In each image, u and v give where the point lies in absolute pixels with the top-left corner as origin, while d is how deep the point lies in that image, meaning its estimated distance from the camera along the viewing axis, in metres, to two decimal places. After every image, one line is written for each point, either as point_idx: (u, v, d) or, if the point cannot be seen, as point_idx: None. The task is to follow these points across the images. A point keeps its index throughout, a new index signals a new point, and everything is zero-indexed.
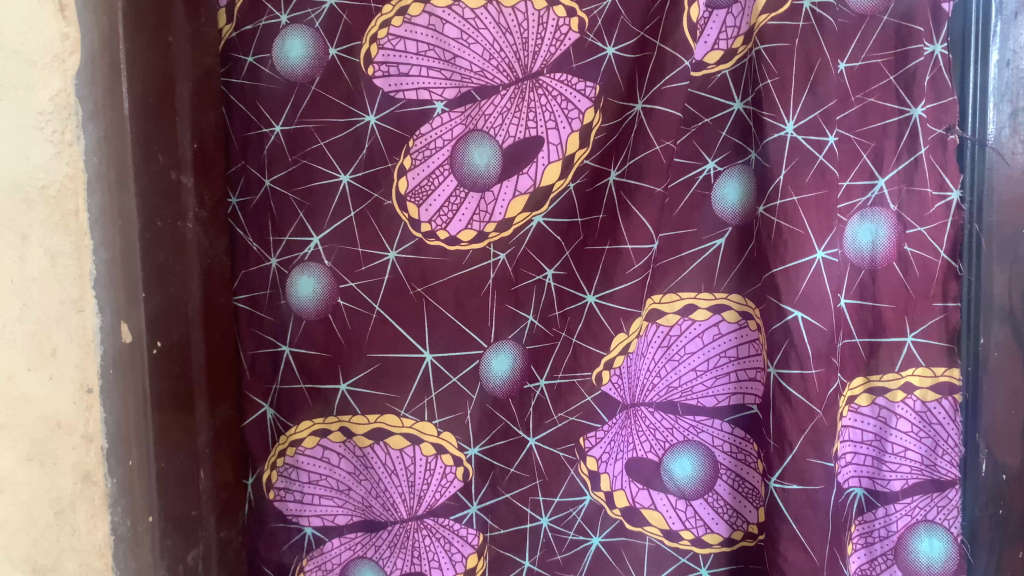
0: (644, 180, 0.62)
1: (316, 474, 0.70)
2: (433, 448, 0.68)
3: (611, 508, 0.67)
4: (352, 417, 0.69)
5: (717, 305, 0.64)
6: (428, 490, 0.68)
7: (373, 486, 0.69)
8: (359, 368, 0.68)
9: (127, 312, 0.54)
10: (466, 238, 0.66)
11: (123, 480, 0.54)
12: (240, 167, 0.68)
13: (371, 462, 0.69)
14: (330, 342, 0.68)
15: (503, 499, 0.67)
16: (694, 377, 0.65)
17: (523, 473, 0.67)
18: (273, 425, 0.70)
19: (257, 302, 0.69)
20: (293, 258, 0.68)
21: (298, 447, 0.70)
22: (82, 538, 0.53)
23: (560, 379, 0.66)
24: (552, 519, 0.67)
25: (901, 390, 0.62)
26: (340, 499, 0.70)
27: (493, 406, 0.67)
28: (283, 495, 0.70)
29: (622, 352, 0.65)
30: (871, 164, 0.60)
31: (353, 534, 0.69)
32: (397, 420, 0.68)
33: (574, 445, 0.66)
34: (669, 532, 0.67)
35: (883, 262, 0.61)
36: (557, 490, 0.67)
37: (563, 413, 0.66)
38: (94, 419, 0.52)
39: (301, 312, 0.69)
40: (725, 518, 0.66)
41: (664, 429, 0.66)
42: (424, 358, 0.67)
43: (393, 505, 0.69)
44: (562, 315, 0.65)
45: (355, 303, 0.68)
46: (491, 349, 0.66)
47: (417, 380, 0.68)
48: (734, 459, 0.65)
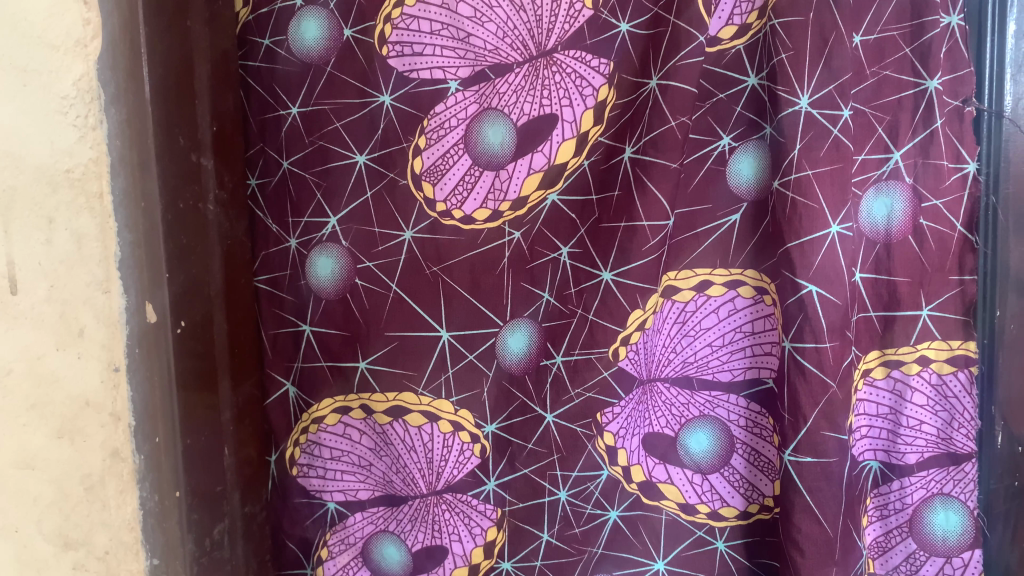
0: (660, 156, 0.62)
1: (338, 451, 0.71)
2: (450, 425, 0.69)
3: (628, 482, 0.67)
4: (372, 395, 0.70)
5: (732, 281, 0.64)
6: (447, 466, 0.69)
7: (393, 462, 0.70)
8: (378, 346, 0.69)
9: (151, 292, 0.55)
10: (480, 217, 0.66)
11: (151, 457, 0.56)
12: (258, 149, 0.69)
13: (391, 439, 0.70)
14: (349, 320, 0.69)
15: (521, 474, 0.68)
16: (709, 353, 0.66)
17: (540, 448, 0.68)
18: (295, 403, 0.71)
19: (278, 283, 0.70)
20: (312, 238, 0.69)
21: (321, 424, 0.71)
22: (112, 512, 0.56)
23: (576, 356, 0.66)
24: (571, 493, 0.68)
25: (917, 363, 0.62)
26: (362, 474, 0.71)
27: (509, 382, 0.68)
28: (306, 471, 0.72)
29: (638, 329, 0.65)
30: (887, 138, 0.60)
31: (375, 508, 0.71)
32: (415, 398, 0.69)
33: (591, 420, 0.67)
34: (685, 506, 0.67)
35: (898, 236, 0.61)
36: (575, 465, 0.68)
37: (579, 389, 0.67)
38: (121, 398, 0.55)
39: (321, 292, 0.70)
40: (741, 491, 0.67)
41: (680, 404, 0.66)
42: (441, 337, 0.68)
43: (413, 481, 0.70)
44: (577, 292, 0.66)
45: (372, 283, 0.68)
46: (507, 327, 0.67)
47: (434, 357, 0.68)
48: (750, 433, 0.66)
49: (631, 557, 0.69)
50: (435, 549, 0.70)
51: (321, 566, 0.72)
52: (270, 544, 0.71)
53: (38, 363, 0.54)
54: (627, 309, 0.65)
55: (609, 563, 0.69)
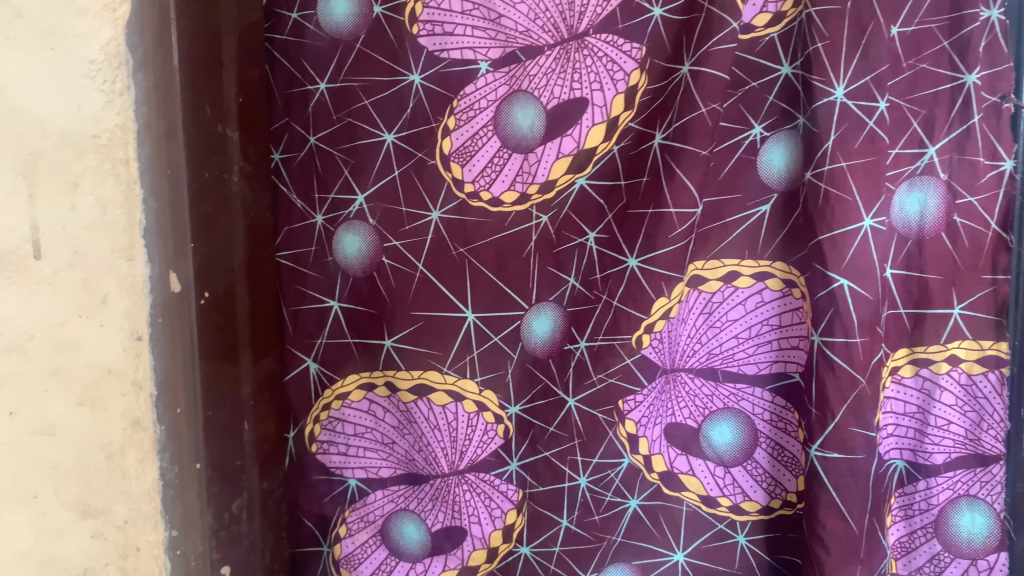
0: (689, 143, 0.61)
1: (360, 429, 0.71)
2: (475, 405, 0.68)
3: (649, 471, 0.67)
4: (398, 372, 0.69)
5: (761, 272, 0.63)
6: (470, 446, 0.69)
7: (416, 440, 0.69)
8: (403, 325, 0.69)
9: (175, 261, 0.56)
10: (508, 199, 0.66)
11: (171, 427, 0.58)
12: (283, 124, 0.68)
13: (414, 418, 0.69)
14: (376, 298, 0.69)
15: (543, 457, 0.68)
16: (735, 345, 0.65)
17: (562, 432, 0.67)
18: (315, 381, 0.71)
19: (301, 259, 0.70)
20: (338, 216, 0.69)
21: (345, 400, 0.71)
22: (132, 482, 0.57)
23: (601, 340, 0.66)
24: (591, 480, 0.67)
25: (946, 361, 0.61)
26: (385, 452, 0.70)
27: (533, 365, 0.67)
28: (326, 448, 0.71)
29: (662, 317, 0.65)
30: (922, 132, 0.58)
31: (396, 486, 0.70)
32: (439, 377, 0.69)
33: (613, 407, 0.66)
34: (707, 498, 0.67)
35: (931, 232, 0.59)
36: (595, 452, 0.67)
37: (602, 374, 0.66)
38: (143, 366, 0.56)
39: (348, 270, 0.69)
40: (764, 486, 0.66)
41: (704, 396, 0.66)
42: (467, 319, 0.68)
43: (436, 461, 0.69)
44: (603, 278, 0.65)
45: (399, 262, 0.68)
46: (532, 310, 0.67)
47: (459, 339, 0.68)
48: (775, 427, 0.65)
49: (648, 547, 0.68)
50: (455, 530, 0.69)
51: (338, 544, 0.72)
52: (287, 521, 0.72)
53: (57, 331, 0.55)
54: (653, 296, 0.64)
55: (628, 552, 0.68)
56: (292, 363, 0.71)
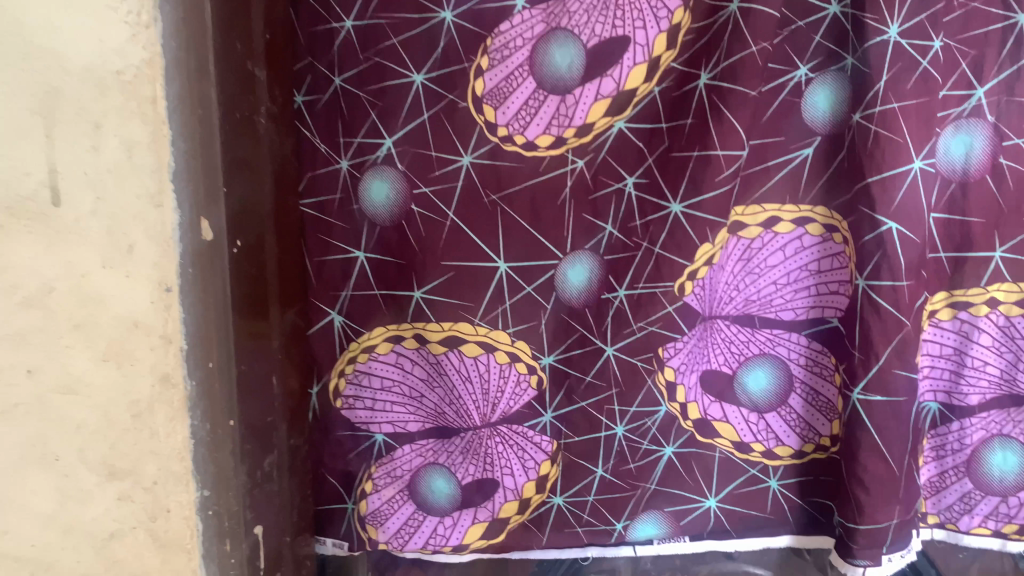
0: (738, 84, 0.60)
1: (387, 382, 0.68)
2: (508, 356, 0.67)
3: (684, 419, 0.67)
4: (427, 324, 0.67)
5: (801, 218, 0.63)
6: (503, 398, 0.67)
7: (447, 393, 0.67)
8: (434, 276, 0.66)
9: (207, 209, 0.52)
10: (544, 143, 0.63)
11: (203, 383, 0.53)
12: (307, 64, 0.64)
13: (445, 370, 0.67)
14: (404, 248, 0.66)
15: (579, 407, 0.67)
16: (773, 291, 0.64)
17: (599, 382, 0.66)
18: (340, 334, 0.68)
19: (325, 207, 0.66)
20: (365, 160, 0.65)
21: (371, 353, 0.68)
22: (161, 441, 0.54)
23: (642, 288, 0.64)
24: (628, 429, 0.67)
25: (986, 304, 0.62)
26: (413, 405, 0.68)
27: (568, 315, 0.66)
28: (351, 403, 0.69)
29: (706, 263, 0.64)
30: (971, 74, 0.59)
31: (424, 440, 0.68)
32: (471, 328, 0.67)
33: (653, 355, 0.65)
34: (740, 444, 0.67)
35: (976, 175, 0.60)
36: (633, 401, 0.66)
37: (643, 323, 0.65)
38: (173, 319, 0.52)
39: (376, 218, 0.66)
40: (797, 431, 0.66)
41: (740, 343, 0.65)
42: (499, 269, 0.65)
43: (467, 414, 0.68)
44: (644, 225, 0.63)
45: (429, 209, 0.65)
46: (567, 259, 0.65)
47: (491, 289, 0.66)
48: (810, 372, 0.65)
49: (682, 494, 0.68)
50: (487, 482, 0.68)
51: (364, 500, 0.70)
52: (311, 478, 0.69)
53: (81, 283, 0.51)
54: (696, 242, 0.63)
55: (661, 500, 0.68)
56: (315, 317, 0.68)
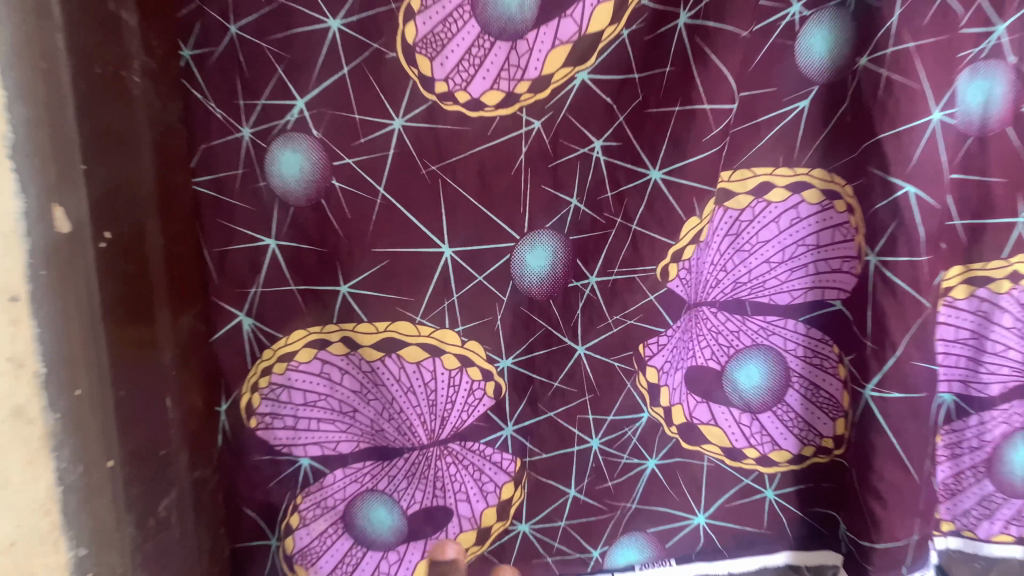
0: (727, 23, 0.50)
1: (312, 396, 0.57)
2: (457, 360, 0.57)
3: (666, 425, 0.57)
4: (358, 326, 0.56)
5: (797, 183, 0.54)
6: (453, 410, 0.57)
7: (386, 406, 0.57)
8: (364, 267, 0.55)
9: (59, 192, 0.39)
10: (491, 101, 0.52)
11: (69, 416, 0.40)
12: (194, 8, 0.50)
13: (381, 379, 0.57)
14: (325, 233, 0.54)
15: (546, 419, 0.57)
16: (767, 271, 0.55)
17: (569, 387, 0.56)
18: (250, 341, 0.56)
19: (225, 186, 0.54)
20: (270, 127, 0.53)
21: (289, 362, 0.56)
22: (14, 493, 0.38)
23: (618, 274, 0.55)
24: (604, 442, 0.57)
25: (1007, 279, 0.54)
26: (344, 423, 0.57)
27: (528, 309, 0.56)
28: (268, 423, 0.57)
29: (692, 242, 0.54)
30: (990, 8, 0.49)
31: (362, 463, 0.58)
32: (411, 329, 0.56)
33: (632, 353, 0.56)
34: (731, 451, 0.58)
35: (996, 128, 0.51)
36: (610, 408, 0.57)
37: (619, 316, 0.55)
38: (23, 336, 0.37)
39: (287, 198, 0.54)
40: (795, 433, 0.57)
41: (729, 333, 0.56)
42: (444, 255, 0.55)
43: (411, 430, 0.57)
44: (617, 197, 0.53)
45: (354, 186, 0.54)
46: (525, 240, 0.55)
47: (435, 280, 0.56)
48: (809, 365, 0.56)
49: (667, 512, 0.59)
50: (437, 511, 0.58)
51: (290, 537, 0.58)
52: (223, 515, 0.57)
53: None
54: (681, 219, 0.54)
55: (644, 520, 0.59)
56: (218, 318, 0.55)
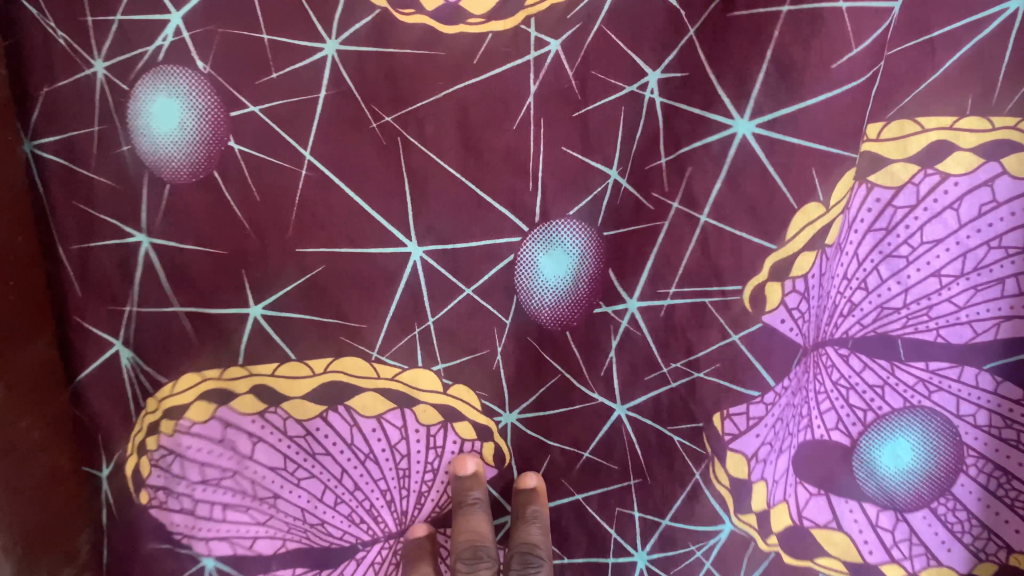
0: None
1: (213, 473, 0.39)
2: (438, 413, 0.39)
3: (751, 533, 0.38)
4: (281, 365, 0.38)
5: (992, 144, 0.33)
6: (434, 485, 0.40)
7: (333, 482, 0.39)
8: (289, 272, 0.37)
9: None
10: (478, 11, 0.34)
11: None
12: None
13: (326, 442, 0.39)
14: (223, 224, 0.36)
15: (573, 506, 0.39)
16: (934, 289, 0.35)
17: (605, 466, 0.38)
18: (129, 380, 0.38)
19: (77, 148, 0.36)
20: (134, 58, 0.35)
21: (178, 422, 0.39)
22: None
23: (674, 299, 0.36)
24: (654, 554, 0.39)
25: None
26: (263, 512, 0.39)
27: (540, 341, 0.38)
28: (161, 501, 0.39)
29: (812, 245, 0.34)
30: None
31: (291, 570, 0.40)
32: (366, 368, 0.38)
33: (701, 428, 0.37)
34: (861, 568, 0.38)
35: None
36: (666, 508, 0.38)
37: (680, 364, 0.36)
38: None
39: (161, 171, 0.36)
40: (967, 544, 0.36)
41: (866, 391, 0.36)
42: (412, 258, 0.37)
43: (373, 514, 0.40)
44: (675, 165, 0.34)
45: (264, 152, 0.36)
46: (535, 234, 0.36)
47: (400, 294, 0.38)
48: (992, 440, 0.36)
49: None
50: None
51: None
52: None
53: None
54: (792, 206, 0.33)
55: None
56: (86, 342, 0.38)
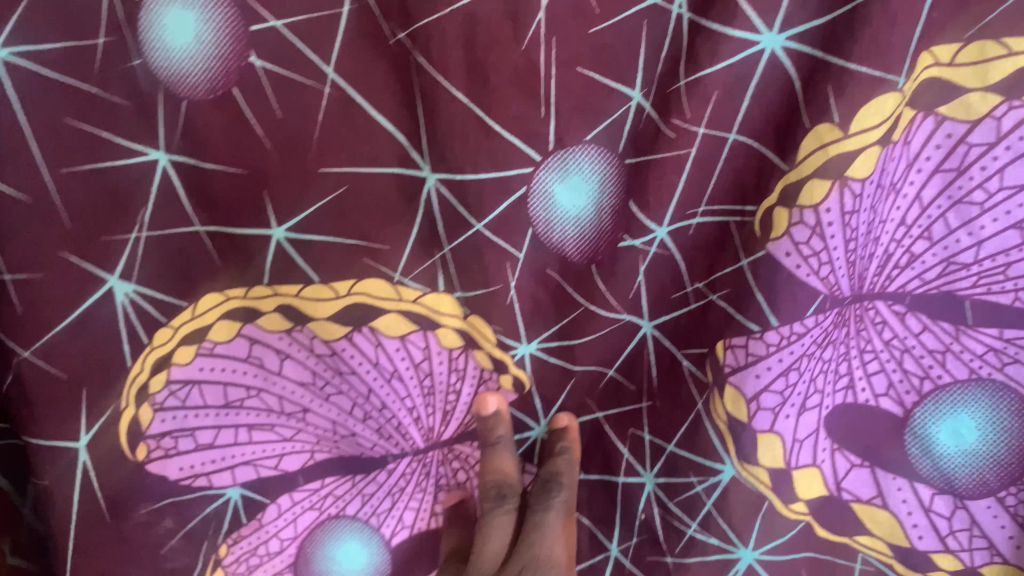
0: None
1: (236, 394, 0.37)
2: (458, 338, 0.38)
3: (762, 487, 0.36)
4: (303, 288, 0.37)
5: None
6: (460, 402, 0.39)
7: (362, 397, 0.38)
8: (314, 196, 0.35)
9: None
10: None
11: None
12: None
13: (351, 362, 0.37)
14: (244, 143, 0.34)
15: (591, 423, 0.39)
16: (1007, 239, 0.30)
17: (625, 383, 0.38)
18: (126, 319, 0.35)
19: (76, 65, 0.32)
20: None
21: (199, 344, 0.36)
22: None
23: (702, 219, 0.34)
24: (662, 481, 0.37)
25: None
26: (293, 428, 0.37)
27: (559, 271, 0.36)
28: (168, 448, 0.37)
29: (825, 176, 0.32)
30: None
31: (319, 483, 0.38)
32: (388, 292, 0.37)
33: (708, 353, 0.36)
34: (908, 554, 0.34)
35: None
36: (673, 433, 0.37)
37: (702, 284, 0.35)
38: None
39: (175, 86, 0.32)
40: None
41: (924, 357, 0.32)
42: (427, 184, 0.35)
43: (401, 430, 0.38)
44: (693, 90, 0.32)
45: (283, 67, 0.33)
46: (552, 160, 0.34)
47: (419, 221, 0.36)
48: None
49: None
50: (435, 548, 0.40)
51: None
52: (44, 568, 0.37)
53: None
54: (803, 128, 0.31)
55: None
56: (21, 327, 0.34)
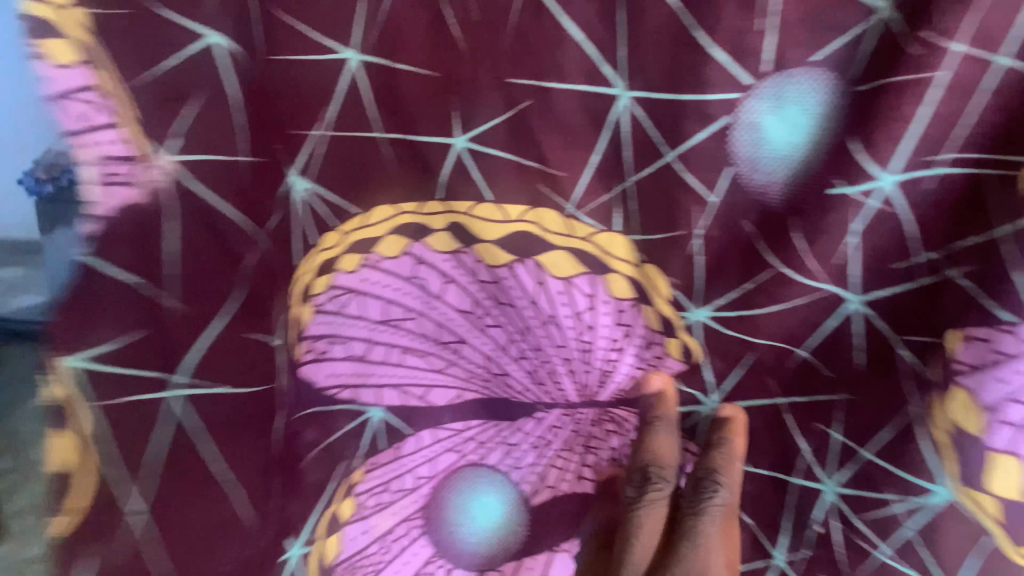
0: None
1: (395, 312, 0.33)
2: (631, 288, 0.33)
3: (985, 519, 0.28)
4: (478, 209, 0.33)
5: None
6: (619, 368, 0.34)
7: (518, 334, 0.34)
8: (495, 107, 0.32)
9: None
10: None
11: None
12: None
13: (510, 295, 0.33)
14: (434, 41, 0.31)
15: (772, 408, 0.33)
16: None
17: (820, 365, 0.32)
18: (299, 215, 0.33)
19: None
20: None
21: (365, 254, 0.33)
22: None
23: (950, 169, 0.27)
24: (849, 488, 0.32)
25: None
26: (444, 358, 0.34)
27: (761, 214, 0.31)
28: (321, 354, 0.33)
29: None
30: None
31: (463, 424, 0.34)
32: (560, 225, 0.33)
33: (933, 342, 0.29)
34: None
35: None
36: (870, 433, 0.31)
37: (936, 255, 0.29)
38: None
39: None
40: None
41: None
42: (617, 106, 0.30)
43: (553, 378, 0.34)
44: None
45: None
46: (766, 84, 0.28)
47: (603, 147, 0.31)
48: None
49: None
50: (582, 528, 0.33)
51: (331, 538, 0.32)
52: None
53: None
54: None
55: None
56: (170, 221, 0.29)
